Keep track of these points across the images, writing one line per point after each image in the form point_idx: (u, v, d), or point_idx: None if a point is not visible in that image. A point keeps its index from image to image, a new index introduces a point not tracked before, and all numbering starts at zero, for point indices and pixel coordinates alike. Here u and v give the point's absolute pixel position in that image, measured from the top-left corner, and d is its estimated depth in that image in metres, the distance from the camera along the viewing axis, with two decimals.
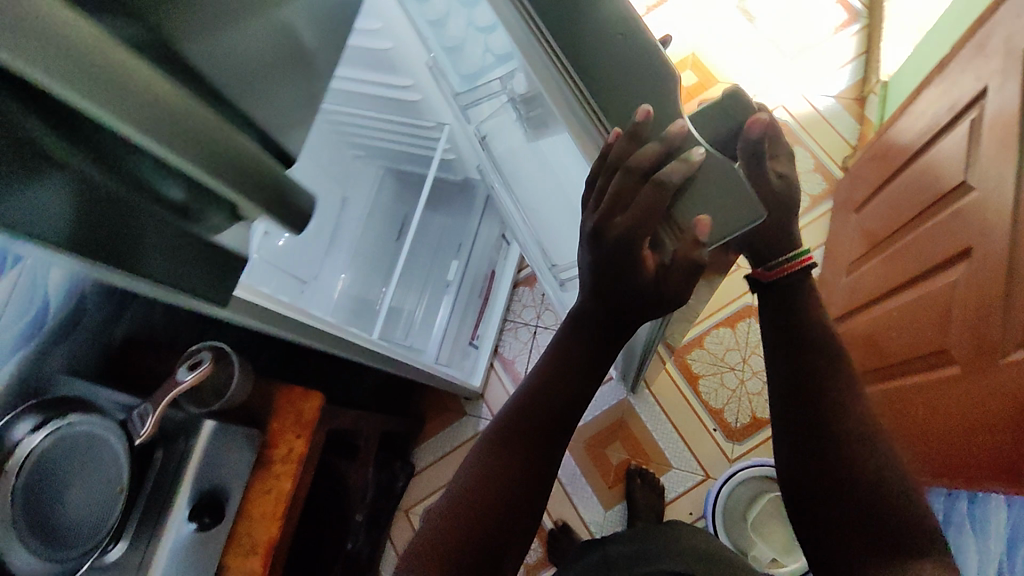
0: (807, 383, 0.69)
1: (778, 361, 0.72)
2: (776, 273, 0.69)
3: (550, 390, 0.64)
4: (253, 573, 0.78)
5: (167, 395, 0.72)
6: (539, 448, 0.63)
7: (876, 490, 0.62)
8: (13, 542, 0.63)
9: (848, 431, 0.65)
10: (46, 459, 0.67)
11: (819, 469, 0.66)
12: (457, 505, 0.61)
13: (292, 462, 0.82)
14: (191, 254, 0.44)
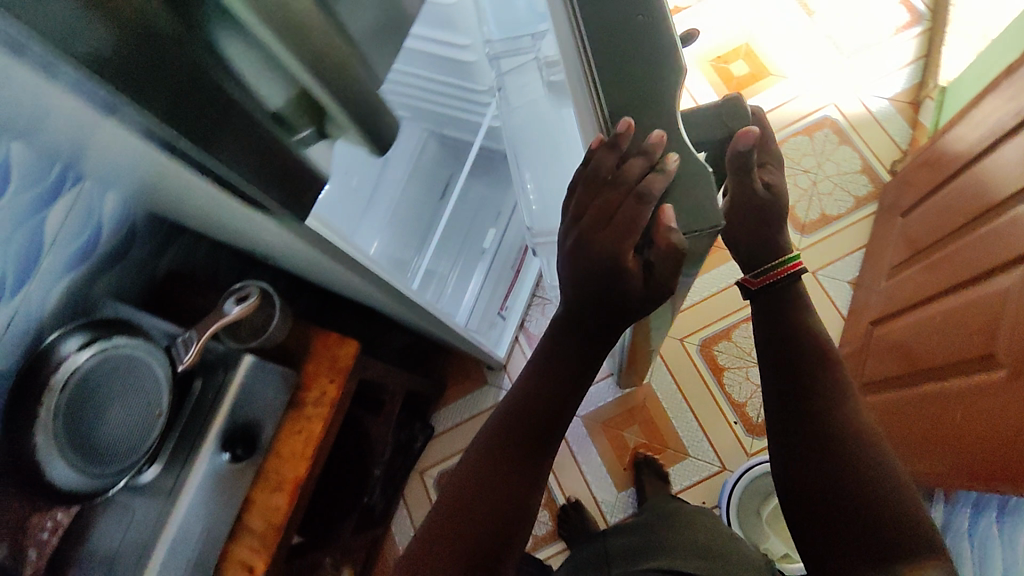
0: (801, 380, 0.66)
1: (772, 354, 0.69)
2: (762, 279, 0.69)
3: (538, 398, 0.59)
4: (278, 508, 0.79)
5: (214, 323, 0.74)
6: (530, 463, 0.59)
7: (865, 495, 0.59)
8: (55, 454, 0.66)
9: (841, 432, 0.62)
10: (89, 379, 0.69)
11: (808, 473, 0.63)
12: (449, 528, 0.57)
13: (324, 405, 0.83)
14: (277, 168, 0.44)
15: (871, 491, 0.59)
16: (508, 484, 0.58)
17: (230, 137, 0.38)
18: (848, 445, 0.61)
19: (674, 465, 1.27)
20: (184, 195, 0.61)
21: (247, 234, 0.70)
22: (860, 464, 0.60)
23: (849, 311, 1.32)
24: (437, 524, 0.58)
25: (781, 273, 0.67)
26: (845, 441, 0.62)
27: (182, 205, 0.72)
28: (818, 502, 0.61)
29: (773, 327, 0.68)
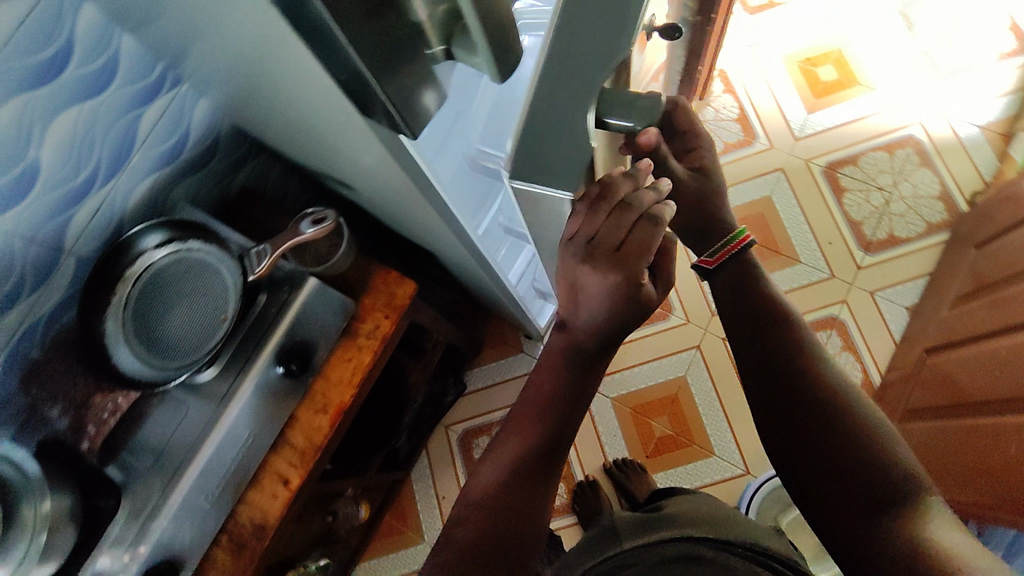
0: (776, 349, 0.65)
1: (744, 323, 0.68)
2: (716, 260, 0.71)
3: (552, 392, 0.61)
4: (320, 430, 0.82)
5: (288, 242, 0.75)
6: (546, 460, 0.60)
7: (852, 461, 0.57)
8: (120, 340, 0.70)
9: (820, 399, 0.61)
10: (160, 275, 0.73)
11: (797, 454, 0.61)
12: (473, 521, 0.57)
13: (377, 338, 0.85)
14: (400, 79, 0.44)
15: (860, 452, 0.58)
16: (528, 481, 0.58)
17: (361, 51, 0.40)
18: (832, 414, 0.60)
19: (696, 460, 1.26)
20: (287, 111, 0.63)
21: (334, 159, 0.72)
22: (845, 429, 0.59)
23: (902, 337, 1.29)
24: (459, 516, 0.59)
25: (731, 250, 0.71)
26: (827, 408, 0.61)
27: (274, 121, 0.73)
28: (813, 477, 0.59)
29: (738, 298, 0.70)
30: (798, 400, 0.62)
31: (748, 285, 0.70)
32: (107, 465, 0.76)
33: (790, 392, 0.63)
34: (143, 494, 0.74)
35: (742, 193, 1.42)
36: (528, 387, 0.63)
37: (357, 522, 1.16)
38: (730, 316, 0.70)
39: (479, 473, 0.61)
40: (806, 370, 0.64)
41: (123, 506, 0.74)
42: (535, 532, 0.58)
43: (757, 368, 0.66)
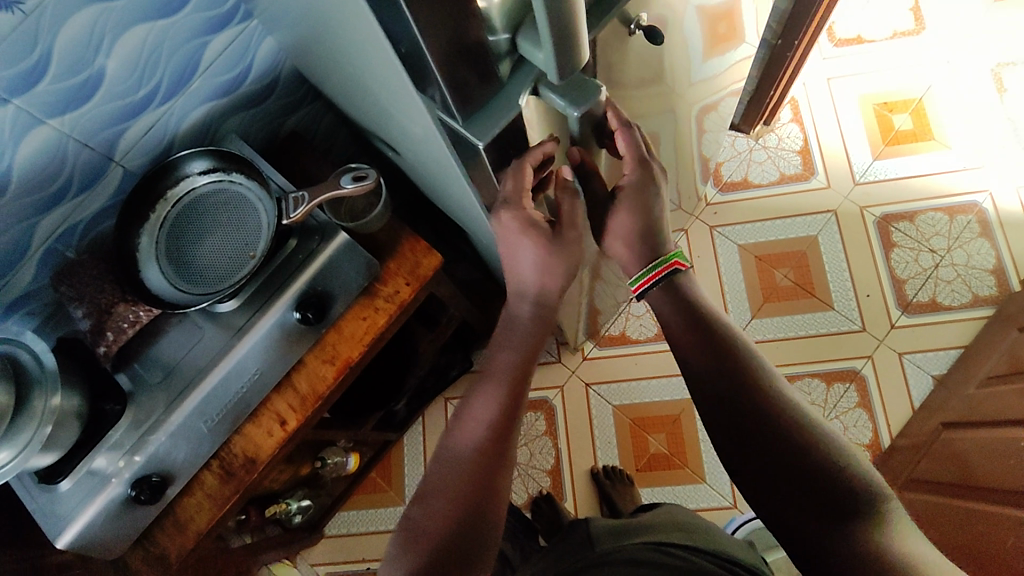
0: (719, 361, 0.60)
1: (684, 334, 0.63)
2: (640, 290, 0.67)
3: (508, 366, 0.64)
4: (325, 379, 0.81)
5: (326, 194, 0.75)
6: (508, 435, 0.61)
7: (808, 477, 0.54)
8: (152, 256, 0.79)
9: (769, 413, 0.57)
10: (198, 201, 0.81)
11: (749, 475, 0.56)
12: (440, 496, 0.57)
13: (394, 304, 0.84)
14: (462, 60, 0.44)
15: (817, 464, 0.54)
16: (494, 456, 0.59)
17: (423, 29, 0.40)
18: (780, 428, 0.56)
19: (684, 483, 1.25)
20: (348, 68, 0.64)
21: (385, 120, 0.72)
22: (796, 442, 0.55)
23: (921, 406, 1.24)
24: (425, 490, 0.59)
25: (655, 278, 0.65)
26: (777, 425, 0.56)
27: (336, 74, 0.73)
28: (766, 491, 0.55)
29: (682, 312, 0.64)
30: (748, 417, 0.57)
31: (688, 303, 0.64)
32: (119, 371, 0.79)
33: (745, 406, 0.57)
34: (149, 406, 0.78)
35: (786, 227, 1.38)
36: (485, 367, 0.66)
37: (344, 472, 1.18)
38: (673, 329, 0.64)
39: (442, 449, 0.62)
40: (752, 382, 0.58)
41: (127, 415, 0.77)
42: (502, 508, 0.59)
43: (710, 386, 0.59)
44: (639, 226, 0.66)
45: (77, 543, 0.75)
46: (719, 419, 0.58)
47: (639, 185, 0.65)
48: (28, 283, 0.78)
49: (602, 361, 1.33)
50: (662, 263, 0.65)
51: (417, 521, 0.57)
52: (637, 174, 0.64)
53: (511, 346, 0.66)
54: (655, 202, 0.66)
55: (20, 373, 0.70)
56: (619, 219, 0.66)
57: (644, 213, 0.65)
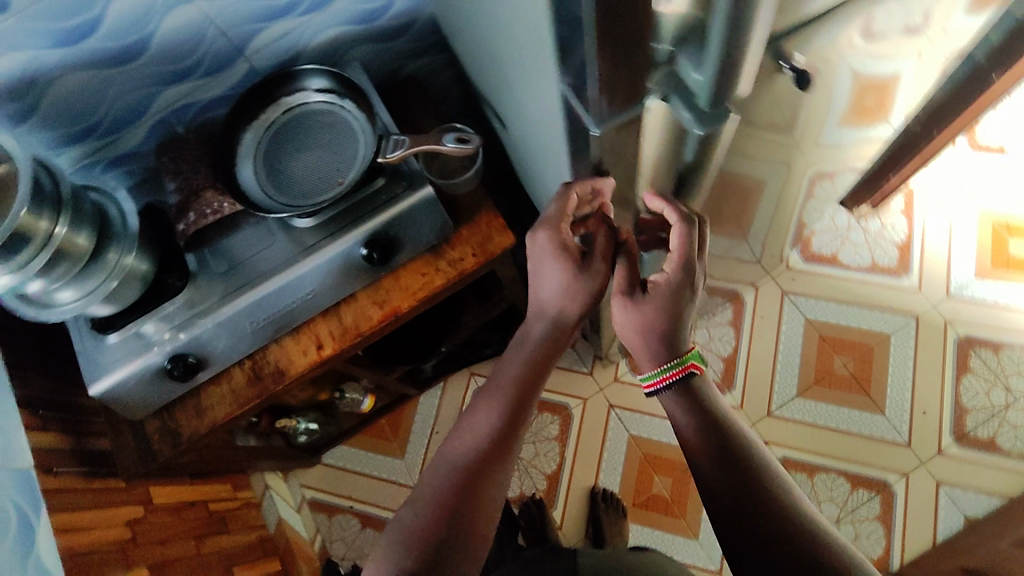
0: (730, 468, 0.57)
1: (691, 440, 0.61)
2: (652, 387, 0.64)
3: (513, 379, 0.65)
4: (369, 320, 0.84)
5: (428, 146, 0.75)
6: (502, 447, 0.61)
7: (800, 566, 0.51)
8: (250, 152, 0.82)
9: (768, 505, 0.54)
10: (306, 115, 0.83)
11: (743, 561, 0.54)
12: (429, 499, 0.58)
13: (456, 269, 0.85)
14: (616, 63, 0.43)
15: (813, 559, 0.51)
16: (486, 467, 0.60)
17: (588, 18, 0.39)
18: (787, 531, 0.53)
19: (675, 533, 1.22)
20: (488, 34, 0.64)
21: (505, 92, 0.71)
22: (791, 533, 0.53)
23: (944, 542, 1.17)
24: (415, 493, 0.60)
25: (670, 378, 0.63)
26: (773, 516, 0.54)
27: (471, 35, 0.73)
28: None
29: (699, 419, 0.61)
30: (750, 513, 0.54)
31: (706, 407, 0.62)
32: (189, 250, 0.82)
33: (751, 506, 0.55)
34: (205, 290, 0.80)
35: (861, 317, 1.32)
36: (491, 375, 0.67)
37: (356, 410, 1.23)
38: (683, 432, 0.62)
39: (440, 452, 0.63)
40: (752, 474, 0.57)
41: (183, 293, 0.80)
42: (487, 519, 0.59)
43: (719, 488, 0.57)
44: (660, 327, 0.63)
45: (103, 395, 0.79)
46: (724, 517, 0.56)
47: (675, 288, 0.63)
48: (134, 145, 0.84)
49: (631, 388, 1.31)
50: (676, 365, 0.63)
51: (403, 523, 0.57)
52: (674, 275, 0.63)
53: (521, 355, 0.67)
54: (683, 313, 0.64)
55: (106, 225, 0.74)
56: (641, 312, 0.64)
57: (670, 315, 0.63)
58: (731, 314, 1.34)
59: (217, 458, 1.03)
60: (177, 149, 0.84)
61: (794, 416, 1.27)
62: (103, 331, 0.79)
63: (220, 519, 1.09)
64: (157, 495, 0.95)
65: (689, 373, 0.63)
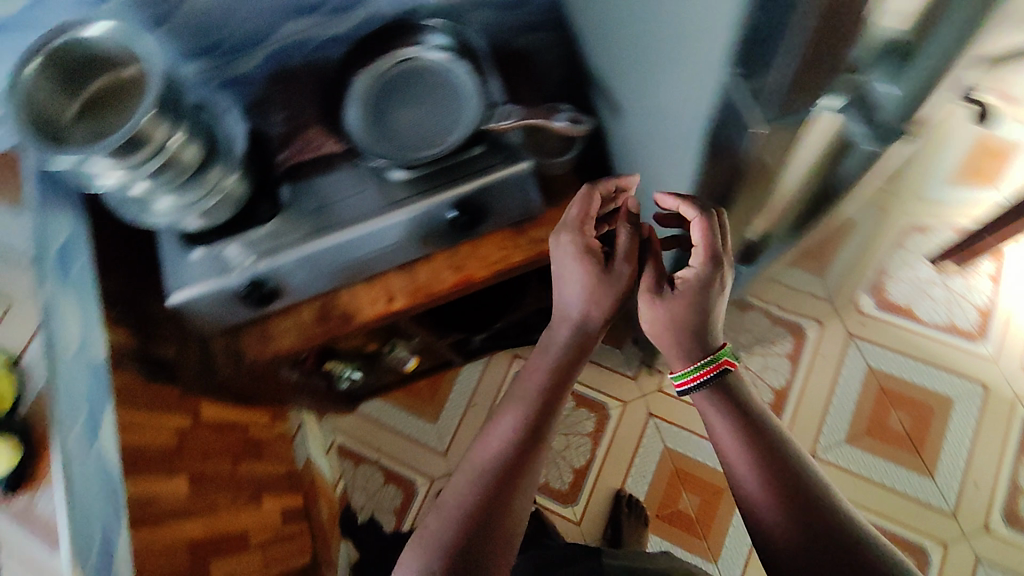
0: (765, 456, 0.63)
1: (726, 439, 0.66)
2: (684, 385, 0.69)
3: (532, 393, 0.69)
4: (441, 283, 0.85)
5: (537, 120, 0.74)
6: (522, 457, 0.65)
7: (828, 541, 0.58)
8: (358, 98, 0.83)
9: (800, 494, 0.61)
10: (420, 71, 0.83)
11: (780, 537, 0.60)
12: (451, 505, 0.62)
13: (535, 249, 0.85)
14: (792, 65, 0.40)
15: (842, 540, 0.58)
16: (506, 474, 0.63)
17: (777, 12, 0.37)
18: (816, 512, 0.59)
19: (693, 552, 1.20)
20: (629, 19, 0.62)
21: (627, 77, 0.69)
22: (822, 516, 0.59)
23: None
24: (444, 500, 0.64)
25: (704, 376, 0.68)
26: (804, 498, 0.60)
27: (604, 15, 0.69)
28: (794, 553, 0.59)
29: (731, 413, 0.66)
30: (782, 495, 0.61)
31: (739, 401, 0.67)
32: (284, 181, 0.83)
33: (784, 487, 0.61)
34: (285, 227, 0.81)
35: (927, 375, 1.26)
36: (513, 387, 0.71)
37: (400, 367, 1.25)
38: (716, 430, 0.67)
39: (467, 459, 0.67)
40: (785, 467, 0.62)
41: (269, 224, 0.81)
42: (508, 525, 0.62)
43: (756, 471, 0.63)
44: (692, 320, 0.68)
45: (179, 306, 0.82)
46: (758, 497, 0.62)
47: (704, 281, 0.67)
48: (246, 70, 0.85)
49: (675, 400, 1.29)
50: (708, 362, 0.68)
51: (432, 528, 0.61)
52: (705, 267, 0.67)
53: (543, 367, 0.71)
54: (711, 306, 0.68)
55: (212, 143, 0.75)
56: (675, 305, 0.68)
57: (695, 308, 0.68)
58: (792, 347, 1.29)
59: (267, 388, 1.06)
60: (287, 82, 0.86)
61: (838, 462, 1.23)
62: (188, 245, 0.81)
63: (256, 446, 1.12)
64: (207, 412, 0.98)
65: (720, 365, 0.68)
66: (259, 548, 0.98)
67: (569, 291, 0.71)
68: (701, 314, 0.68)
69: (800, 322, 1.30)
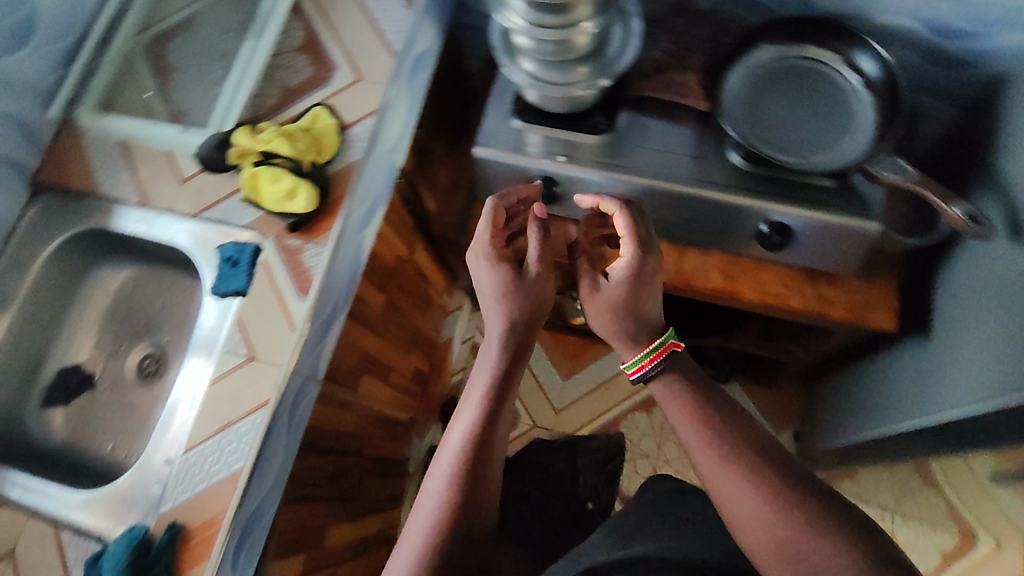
0: (720, 427, 0.55)
1: (681, 415, 0.57)
2: (636, 374, 0.61)
3: (480, 401, 0.61)
4: (705, 280, 0.79)
5: (933, 195, 0.65)
6: (479, 473, 0.58)
7: (796, 506, 0.50)
8: (747, 67, 0.75)
9: (771, 463, 0.53)
10: (824, 80, 0.74)
11: (739, 501, 0.52)
12: (419, 531, 0.56)
13: (815, 306, 0.76)
14: None
15: (824, 518, 0.50)
16: (470, 500, 0.57)
17: None
18: (785, 478, 0.52)
19: None
20: None
21: None
22: (793, 486, 0.52)
23: None
24: (414, 512, 0.58)
25: (651, 361, 0.60)
26: (764, 463, 0.53)
27: None
28: (758, 519, 0.51)
29: (683, 393, 0.58)
30: (732, 455, 0.53)
31: (690, 381, 0.59)
32: (627, 108, 0.79)
33: (741, 449, 0.54)
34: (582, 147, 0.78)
35: None
36: (465, 388, 0.64)
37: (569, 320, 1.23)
38: (668, 410, 0.59)
39: (431, 468, 0.60)
40: (746, 438, 0.55)
41: (594, 137, 0.78)
42: (486, 538, 0.58)
43: (711, 433, 0.55)
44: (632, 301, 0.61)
45: (476, 159, 0.83)
46: (707, 459, 0.54)
47: (635, 264, 0.61)
48: None
49: None
50: (655, 346, 0.60)
51: (408, 543, 0.56)
52: (633, 252, 0.62)
53: (488, 363, 0.64)
54: (651, 286, 0.62)
55: (603, 37, 0.74)
56: (614, 290, 0.61)
57: (633, 295, 0.61)
58: (951, 547, 1.15)
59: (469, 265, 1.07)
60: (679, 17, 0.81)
61: None
62: (516, 112, 0.81)
63: (426, 304, 1.17)
64: (419, 254, 1.03)
65: (655, 347, 0.60)
66: (390, 387, 1.08)
67: (492, 296, 0.66)
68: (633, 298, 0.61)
69: (978, 530, 1.15)
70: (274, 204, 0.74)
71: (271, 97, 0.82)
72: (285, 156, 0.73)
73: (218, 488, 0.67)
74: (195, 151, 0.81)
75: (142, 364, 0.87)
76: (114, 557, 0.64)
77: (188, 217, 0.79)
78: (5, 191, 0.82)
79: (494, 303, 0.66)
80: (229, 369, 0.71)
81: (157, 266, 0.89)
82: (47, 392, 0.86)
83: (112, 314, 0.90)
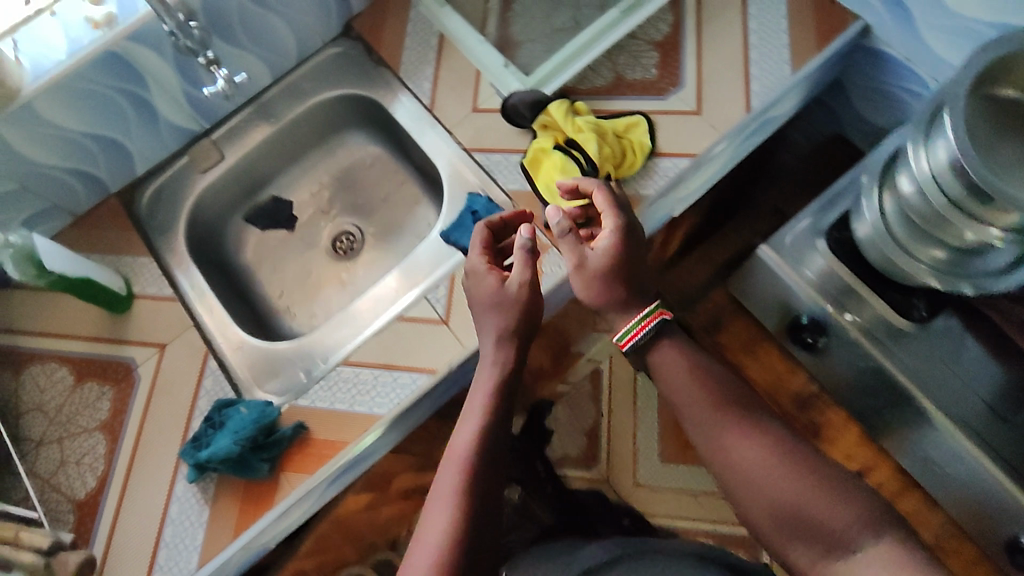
0: (722, 391, 0.57)
1: (677, 379, 0.58)
2: (629, 344, 0.60)
3: (486, 398, 0.57)
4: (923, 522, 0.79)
5: None
6: (485, 476, 0.54)
7: (801, 457, 0.52)
8: None
9: (772, 424, 0.55)
10: None
11: (744, 458, 0.53)
12: (437, 529, 0.50)
13: None
14: None
15: (831, 472, 0.51)
16: (478, 505, 0.52)
17: None
18: (788, 438, 0.54)
19: None
20: None
21: None
22: (798, 443, 0.53)
23: None
24: (434, 491, 0.53)
25: (642, 331, 0.59)
26: (761, 420, 0.55)
27: None
28: (756, 470, 0.52)
29: (691, 362, 0.59)
30: (732, 411, 0.55)
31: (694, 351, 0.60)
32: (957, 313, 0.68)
33: (746, 410, 0.56)
34: (868, 306, 0.71)
35: None
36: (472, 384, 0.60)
37: None
38: (673, 383, 0.59)
39: (449, 448, 0.56)
40: (743, 403, 0.56)
41: (902, 318, 0.69)
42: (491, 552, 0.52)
43: (716, 391, 0.57)
44: (622, 267, 0.59)
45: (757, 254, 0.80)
46: (710, 410, 0.56)
47: (617, 230, 0.59)
48: None
49: None
50: (646, 314, 0.60)
51: (432, 515, 0.51)
52: (611, 222, 0.60)
53: (488, 367, 0.59)
54: (640, 246, 0.61)
55: (990, 248, 0.61)
56: (601, 258, 0.59)
57: (628, 261, 0.60)
58: None
59: None
60: None
61: None
62: (830, 236, 0.74)
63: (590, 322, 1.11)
64: None
65: (640, 314, 0.59)
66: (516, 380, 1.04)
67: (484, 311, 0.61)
68: (623, 266, 0.60)
69: None
70: (546, 189, 0.71)
71: (600, 79, 0.76)
72: (581, 155, 0.69)
73: (354, 417, 0.67)
74: (503, 90, 0.76)
75: (339, 239, 0.88)
76: (241, 422, 0.65)
77: (461, 146, 0.76)
78: (323, 22, 0.81)
79: (492, 323, 0.61)
80: (419, 317, 0.70)
81: (401, 163, 0.88)
82: (255, 211, 0.88)
83: (338, 177, 0.90)
